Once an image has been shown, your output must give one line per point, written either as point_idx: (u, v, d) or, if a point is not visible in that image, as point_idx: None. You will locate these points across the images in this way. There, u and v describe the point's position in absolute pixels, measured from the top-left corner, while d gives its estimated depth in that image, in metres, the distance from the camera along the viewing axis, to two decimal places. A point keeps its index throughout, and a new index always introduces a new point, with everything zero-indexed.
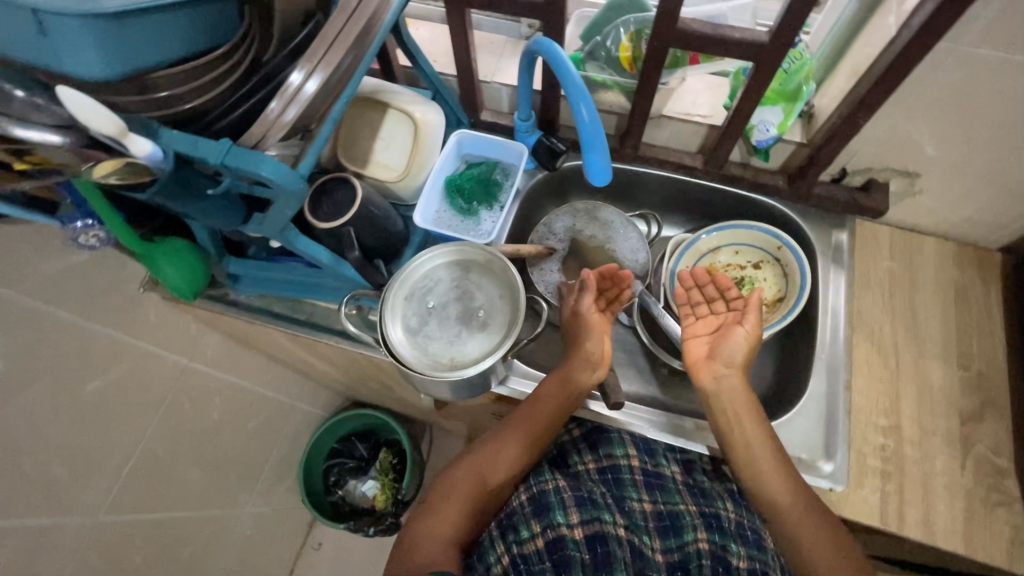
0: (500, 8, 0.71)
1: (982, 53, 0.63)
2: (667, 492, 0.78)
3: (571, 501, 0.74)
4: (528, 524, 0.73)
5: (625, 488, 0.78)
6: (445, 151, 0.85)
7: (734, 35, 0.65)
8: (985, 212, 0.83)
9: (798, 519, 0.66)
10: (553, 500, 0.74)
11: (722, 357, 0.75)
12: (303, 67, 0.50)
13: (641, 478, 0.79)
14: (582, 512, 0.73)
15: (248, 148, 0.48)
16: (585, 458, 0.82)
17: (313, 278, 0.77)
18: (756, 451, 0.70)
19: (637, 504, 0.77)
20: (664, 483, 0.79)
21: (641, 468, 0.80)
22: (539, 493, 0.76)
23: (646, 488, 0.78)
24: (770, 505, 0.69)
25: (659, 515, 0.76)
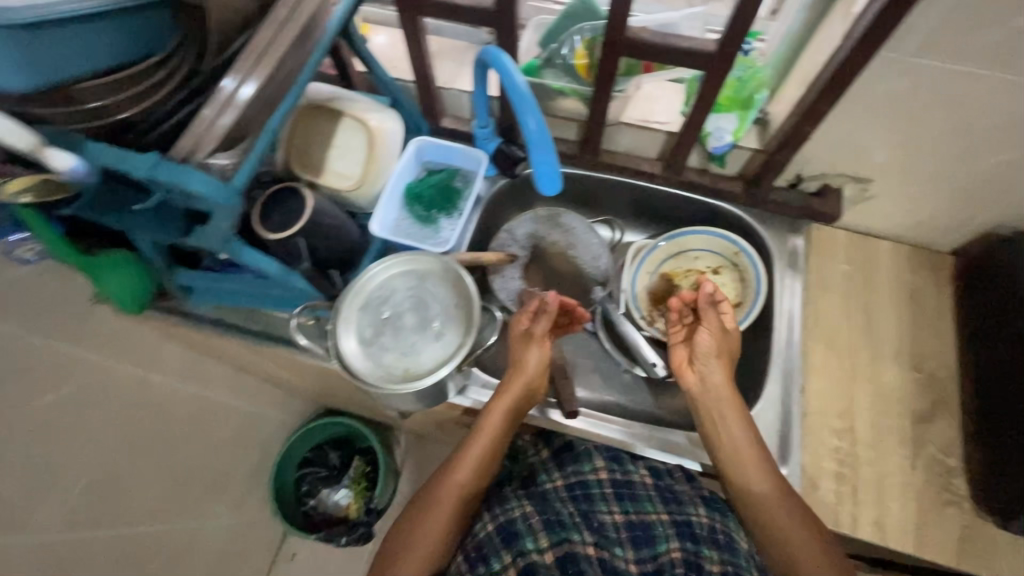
0: (452, 16, 0.71)
1: (923, 63, 0.64)
2: (639, 501, 0.75)
3: (540, 524, 0.70)
4: (498, 556, 0.68)
5: (594, 502, 0.75)
6: (404, 159, 0.84)
7: (682, 45, 0.66)
8: (935, 216, 0.85)
9: (780, 520, 0.68)
10: (521, 526, 0.70)
11: (701, 357, 0.75)
12: (236, 74, 0.50)
13: (611, 490, 0.76)
14: (551, 535, 0.69)
15: (178, 161, 0.46)
16: (555, 478, 0.80)
17: (266, 290, 0.74)
18: (741, 456, 0.71)
19: (608, 516, 0.73)
20: (635, 492, 0.76)
21: (611, 480, 0.78)
22: (506, 522, 0.71)
23: (616, 499, 0.75)
24: (752, 505, 0.70)
25: (631, 525, 0.72)
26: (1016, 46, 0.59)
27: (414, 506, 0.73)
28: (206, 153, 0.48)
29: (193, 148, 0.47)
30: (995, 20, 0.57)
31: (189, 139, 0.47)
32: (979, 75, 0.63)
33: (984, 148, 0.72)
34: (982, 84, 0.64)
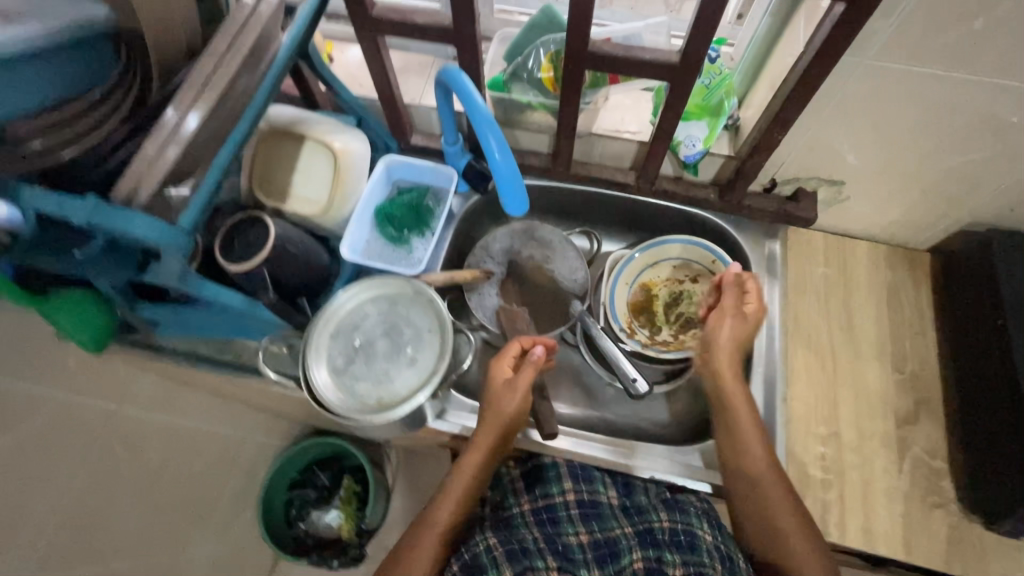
0: (412, 34, 0.70)
1: (886, 65, 0.63)
2: (604, 520, 0.76)
3: (503, 555, 0.69)
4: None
5: (561, 525, 0.76)
6: (374, 178, 0.83)
7: (645, 56, 0.65)
8: (909, 215, 0.85)
9: (776, 508, 0.67)
10: (484, 560, 0.69)
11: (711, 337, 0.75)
12: (180, 105, 0.46)
13: (577, 511, 0.77)
14: (515, 565, 0.68)
15: (119, 203, 0.44)
16: (523, 501, 0.80)
17: (235, 320, 0.72)
18: (744, 435, 0.70)
19: (574, 537, 0.74)
20: (600, 511, 0.77)
21: (577, 501, 0.78)
22: (471, 558, 0.70)
23: (581, 520, 0.76)
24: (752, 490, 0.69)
25: (597, 545, 0.73)
26: (977, 46, 0.58)
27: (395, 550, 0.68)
28: (147, 191, 0.45)
29: (134, 187, 0.45)
30: (955, 21, 0.57)
31: (129, 178, 0.45)
32: (944, 75, 0.63)
33: (952, 147, 0.71)
34: (946, 84, 0.63)
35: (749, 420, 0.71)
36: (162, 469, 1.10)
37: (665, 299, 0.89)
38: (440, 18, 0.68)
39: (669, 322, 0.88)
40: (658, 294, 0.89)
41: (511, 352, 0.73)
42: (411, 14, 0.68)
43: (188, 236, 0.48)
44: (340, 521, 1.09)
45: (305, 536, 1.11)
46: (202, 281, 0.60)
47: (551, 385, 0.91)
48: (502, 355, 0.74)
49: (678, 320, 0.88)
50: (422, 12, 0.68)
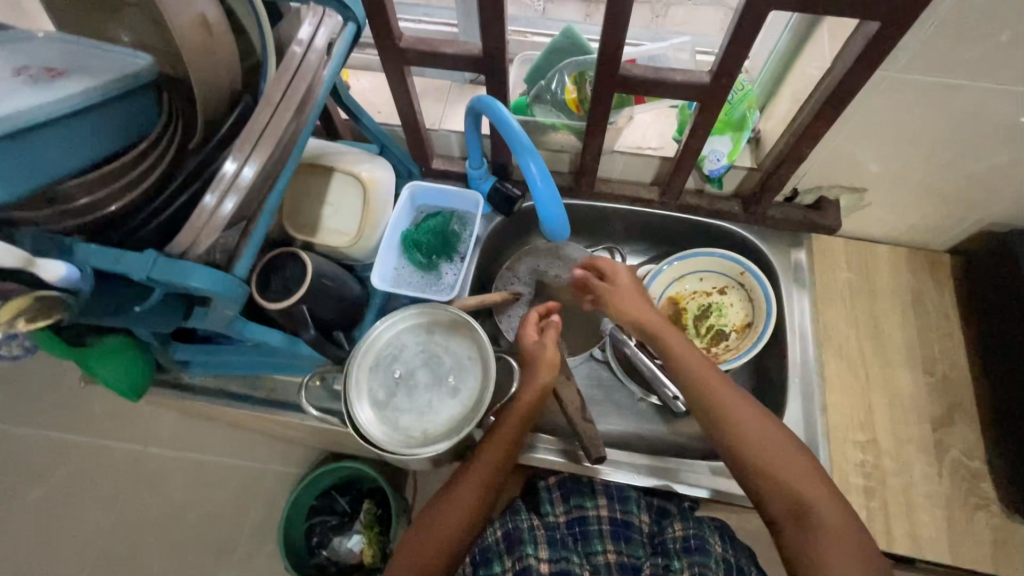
0: (440, 64, 0.70)
1: (914, 79, 0.64)
2: (631, 543, 0.74)
3: (541, 547, 0.72)
4: (499, 560, 0.72)
5: (591, 541, 0.74)
6: (400, 206, 0.82)
7: (676, 78, 0.65)
8: (930, 219, 0.86)
9: (774, 464, 0.62)
10: (526, 535, 0.73)
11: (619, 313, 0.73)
12: (237, 154, 0.46)
13: (609, 528, 0.75)
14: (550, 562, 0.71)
15: (177, 257, 0.44)
16: (557, 510, 0.79)
17: (271, 356, 0.71)
18: (721, 397, 0.65)
19: (602, 556, 0.73)
20: (632, 533, 0.75)
21: (610, 518, 0.76)
22: (512, 530, 0.74)
23: (612, 537, 0.74)
24: (748, 454, 0.63)
25: (623, 567, 0.72)
26: (1004, 58, 0.60)
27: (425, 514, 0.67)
28: (205, 243, 0.45)
29: (193, 240, 0.44)
30: (982, 35, 0.58)
31: (187, 231, 0.44)
32: (970, 87, 0.64)
33: (976, 155, 0.73)
34: (971, 95, 0.65)
35: (728, 384, 0.67)
36: (187, 507, 1.08)
37: (693, 312, 0.89)
38: (469, 48, 0.68)
39: (700, 334, 0.88)
40: (688, 307, 0.90)
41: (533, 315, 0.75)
42: (439, 45, 0.68)
43: (243, 287, 0.48)
44: (363, 546, 1.08)
45: (328, 562, 1.09)
46: (246, 323, 0.59)
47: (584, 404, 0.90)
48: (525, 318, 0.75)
49: (709, 332, 0.88)
50: (450, 42, 0.69)
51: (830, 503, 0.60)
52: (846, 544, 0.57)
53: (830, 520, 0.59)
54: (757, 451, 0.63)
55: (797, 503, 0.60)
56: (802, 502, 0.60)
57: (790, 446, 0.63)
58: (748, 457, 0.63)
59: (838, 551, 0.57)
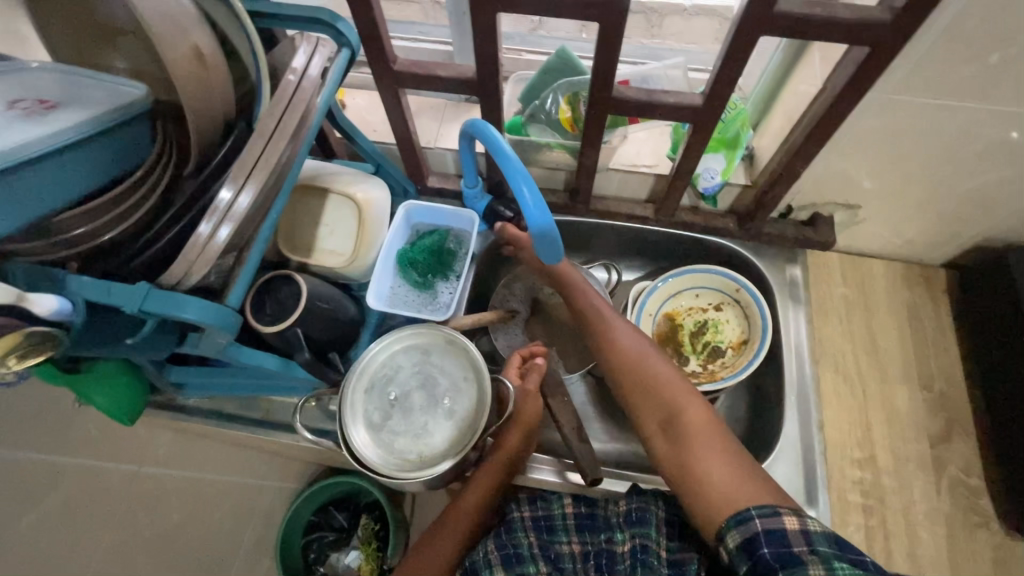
0: (434, 86, 0.70)
1: (905, 100, 0.65)
2: (596, 529, 0.69)
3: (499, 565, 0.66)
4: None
5: (555, 533, 0.70)
6: (395, 225, 0.82)
7: (669, 99, 0.66)
8: (925, 235, 0.86)
9: (650, 379, 0.68)
10: (480, 564, 0.66)
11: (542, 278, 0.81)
12: (230, 184, 0.46)
13: (573, 521, 0.70)
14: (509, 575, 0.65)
15: (170, 288, 0.44)
16: (522, 504, 0.73)
17: (267, 379, 0.71)
18: (608, 327, 0.74)
19: (566, 546, 0.69)
20: (595, 521, 0.70)
21: (573, 512, 0.71)
22: (470, 565, 0.67)
23: (576, 529, 0.70)
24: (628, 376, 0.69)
25: (588, 556, 0.67)
26: (995, 79, 0.60)
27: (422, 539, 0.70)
28: (199, 274, 0.44)
29: (186, 271, 0.44)
30: (972, 57, 0.58)
31: (181, 262, 0.44)
32: (961, 107, 0.64)
33: (968, 173, 0.73)
34: (962, 115, 0.65)
35: (615, 317, 0.75)
36: (184, 527, 1.07)
37: (690, 328, 0.89)
38: (463, 70, 0.68)
39: (696, 351, 0.88)
40: (685, 323, 0.90)
41: (515, 361, 0.76)
42: (434, 68, 0.69)
43: (235, 315, 0.48)
44: (361, 562, 1.08)
45: None
46: (241, 348, 0.59)
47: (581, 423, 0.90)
48: (509, 364, 0.76)
49: (706, 348, 0.88)
50: (445, 65, 0.69)
51: (701, 410, 0.64)
52: (712, 444, 0.60)
53: (697, 422, 0.62)
54: (636, 369, 0.69)
55: (666, 413, 0.65)
56: (673, 409, 0.64)
57: (669, 367, 0.69)
58: (629, 376, 0.69)
59: (705, 447, 0.60)
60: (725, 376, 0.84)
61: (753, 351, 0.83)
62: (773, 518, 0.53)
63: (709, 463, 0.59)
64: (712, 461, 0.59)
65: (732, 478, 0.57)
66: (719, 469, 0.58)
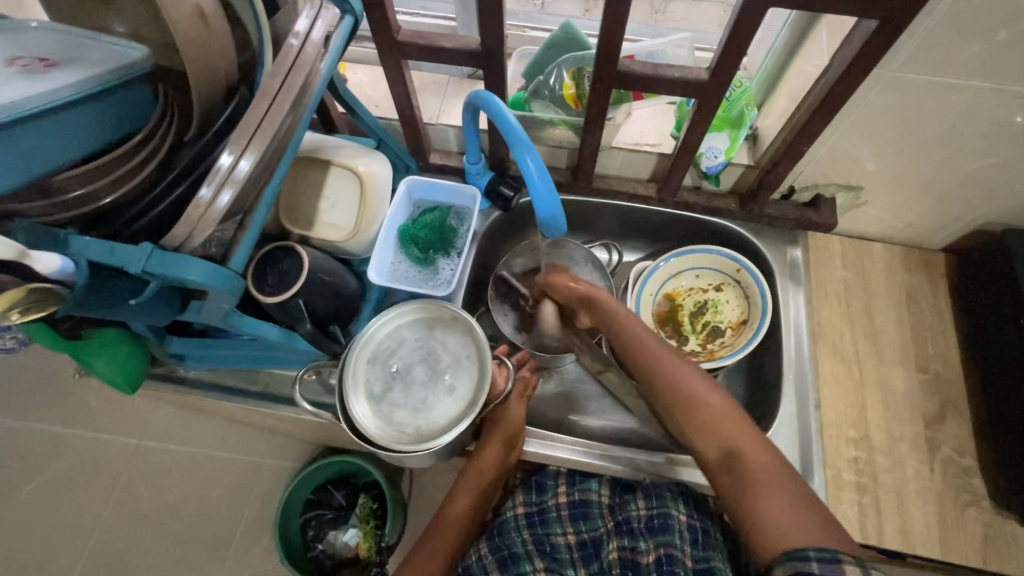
0: (437, 57, 0.69)
1: (911, 77, 0.64)
2: (591, 519, 0.76)
3: (494, 565, 0.74)
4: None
5: (550, 526, 0.76)
6: (396, 201, 0.82)
7: (674, 74, 0.65)
8: (927, 218, 0.86)
9: (703, 408, 0.63)
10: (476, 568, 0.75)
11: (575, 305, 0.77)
12: (231, 146, 0.46)
13: (567, 512, 0.77)
14: (505, 573, 0.74)
15: (173, 250, 0.44)
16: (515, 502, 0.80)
17: (269, 351, 0.71)
18: (653, 350, 0.69)
19: (562, 537, 0.75)
20: (589, 509, 0.76)
21: (569, 502, 0.77)
22: (467, 567, 0.76)
23: (571, 519, 0.76)
24: (681, 406, 0.65)
25: (583, 545, 0.74)
26: (1002, 56, 0.59)
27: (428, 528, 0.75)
28: (201, 237, 0.44)
29: (188, 233, 0.44)
30: (980, 34, 0.58)
31: (182, 225, 0.44)
32: (967, 86, 0.64)
33: (972, 154, 0.73)
34: (968, 94, 0.65)
35: (657, 340, 0.70)
36: (184, 501, 1.08)
37: (689, 309, 0.90)
38: (467, 42, 0.67)
39: (695, 331, 0.89)
40: (684, 303, 0.91)
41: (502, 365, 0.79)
42: (437, 39, 0.68)
43: (239, 279, 0.48)
44: (359, 540, 1.10)
45: (323, 556, 1.10)
46: (242, 317, 0.59)
47: (580, 402, 0.90)
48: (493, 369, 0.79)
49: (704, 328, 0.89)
50: (448, 36, 0.68)
51: (761, 449, 0.59)
52: (777, 488, 0.55)
53: (758, 462, 0.58)
54: (687, 399, 0.65)
55: (725, 448, 0.61)
56: (732, 445, 0.60)
57: (719, 397, 0.64)
58: (678, 405, 0.65)
59: (768, 492, 0.55)
60: (723, 355, 0.84)
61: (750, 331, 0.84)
62: (830, 565, 0.48)
63: (773, 511, 0.54)
64: (775, 507, 0.54)
65: (797, 524, 0.52)
66: (786, 517, 0.53)
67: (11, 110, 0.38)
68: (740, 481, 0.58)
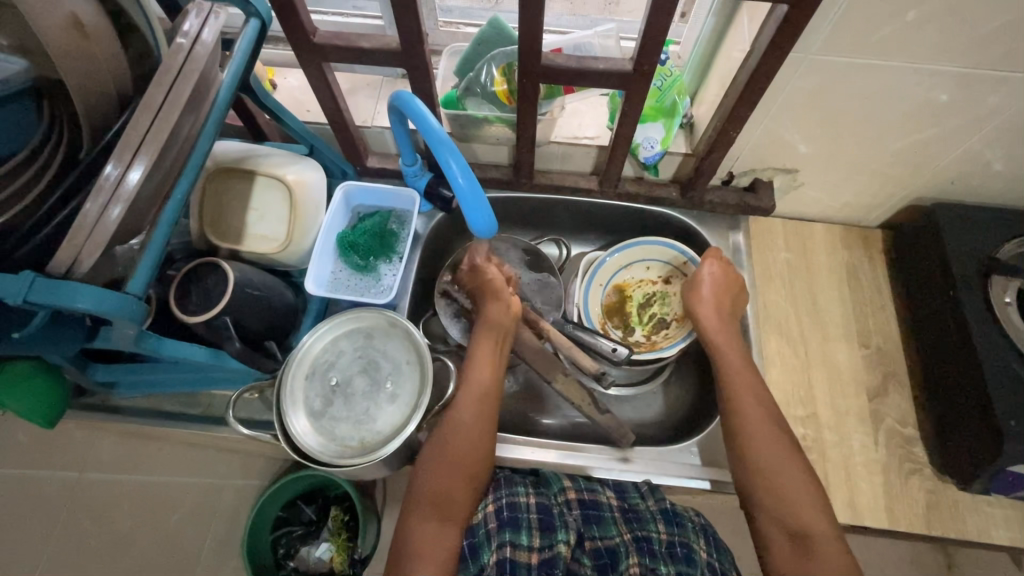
0: (359, 59, 0.67)
1: (830, 60, 0.65)
2: (605, 525, 0.69)
3: (535, 522, 0.67)
4: (528, 532, 0.65)
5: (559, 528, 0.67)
6: (332, 208, 0.79)
7: (599, 66, 0.65)
8: (860, 196, 0.88)
9: (787, 482, 0.63)
10: (523, 516, 0.67)
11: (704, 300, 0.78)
12: (119, 160, 0.44)
13: (579, 513, 0.70)
14: (546, 536, 0.66)
15: (60, 276, 0.41)
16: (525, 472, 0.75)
17: (202, 372, 0.69)
18: (743, 405, 0.69)
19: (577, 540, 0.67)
20: (601, 513, 0.70)
21: (580, 501, 0.71)
22: (509, 508, 0.68)
23: (584, 523, 0.69)
24: (762, 477, 0.64)
25: (598, 552, 0.67)
26: (912, 36, 0.61)
27: (430, 457, 0.67)
28: (90, 260, 0.42)
29: (75, 257, 0.41)
30: (890, 15, 0.59)
31: (68, 248, 0.41)
32: (884, 66, 0.65)
33: (895, 133, 0.75)
34: (886, 73, 0.66)
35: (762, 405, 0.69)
36: (135, 532, 1.04)
37: (639, 300, 0.90)
38: (387, 41, 0.66)
39: (643, 322, 0.89)
40: (634, 292, 0.90)
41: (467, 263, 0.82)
42: (356, 39, 0.66)
43: (140, 304, 0.45)
44: (332, 554, 1.06)
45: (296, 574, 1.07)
46: (160, 339, 0.57)
47: (536, 400, 0.90)
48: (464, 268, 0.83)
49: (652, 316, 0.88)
50: (369, 37, 0.66)
51: (835, 543, 0.60)
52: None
53: (830, 550, 0.59)
54: (769, 471, 0.64)
55: (797, 525, 0.61)
56: (805, 530, 0.61)
57: (805, 475, 0.64)
58: (753, 465, 0.66)
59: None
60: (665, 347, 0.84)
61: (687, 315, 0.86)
62: None
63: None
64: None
65: None
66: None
67: None
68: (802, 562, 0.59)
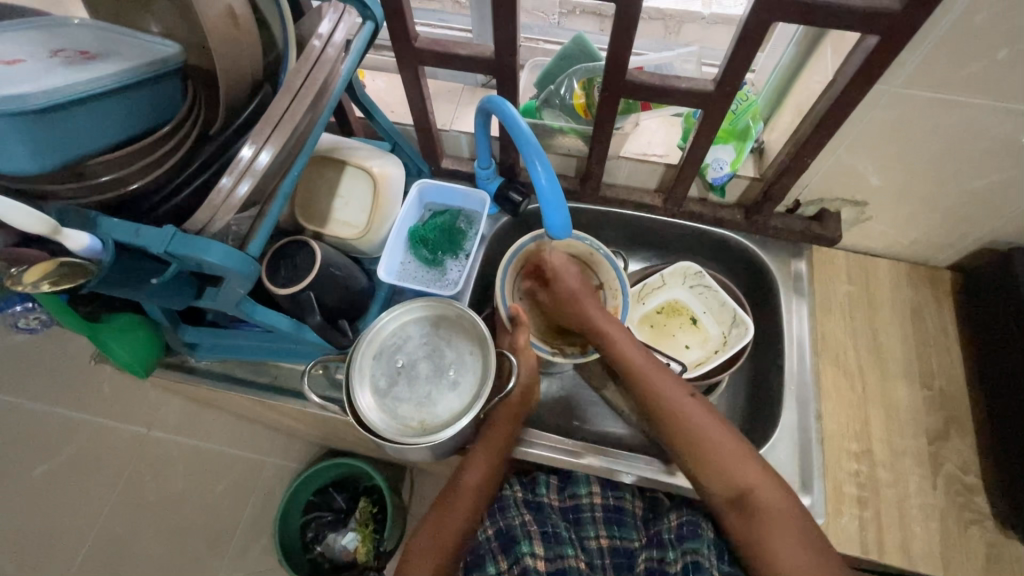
0: (453, 65, 0.72)
1: (914, 93, 0.66)
2: (625, 526, 0.76)
3: (495, 544, 0.73)
4: (494, 560, 0.72)
5: (585, 526, 0.76)
6: (408, 203, 0.83)
7: (681, 85, 0.68)
8: (931, 235, 0.87)
9: (716, 452, 0.67)
10: (518, 532, 0.73)
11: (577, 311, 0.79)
12: (253, 141, 0.49)
13: (601, 513, 0.77)
14: (548, 547, 0.72)
15: (194, 233, 0.46)
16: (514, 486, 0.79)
17: (281, 343, 0.74)
18: (659, 388, 0.72)
19: (595, 540, 0.75)
20: (624, 517, 0.77)
21: (603, 505, 0.78)
22: (505, 527, 0.74)
23: (604, 522, 0.76)
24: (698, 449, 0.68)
25: (615, 551, 0.74)
26: (1005, 75, 0.61)
27: (439, 496, 0.74)
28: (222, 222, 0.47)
29: (211, 219, 0.47)
30: (981, 52, 0.59)
31: (206, 210, 0.47)
32: (971, 102, 0.65)
33: (974, 172, 0.74)
34: (972, 110, 0.66)
35: (662, 369, 0.74)
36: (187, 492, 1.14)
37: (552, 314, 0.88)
38: (482, 50, 0.70)
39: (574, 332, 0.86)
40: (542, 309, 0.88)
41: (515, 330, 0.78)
42: (454, 46, 0.70)
43: (254, 264, 0.50)
44: (357, 544, 1.09)
45: (321, 559, 1.10)
46: (255, 305, 0.62)
47: (586, 407, 0.91)
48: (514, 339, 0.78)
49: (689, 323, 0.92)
50: (465, 45, 0.71)
51: (774, 491, 0.65)
52: (794, 537, 0.62)
53: (776, 506, 0.64)
54: (705, 445, 0.68)
55: (739, 490, 0.66)
56: (747, 490, 0.65)
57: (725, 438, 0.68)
58: (684, 437, 0.69)
59: (781, 534, 0.62)
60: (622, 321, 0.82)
61: (721, 298, 0.89)
62: None
63: (786, 553, 0.61)
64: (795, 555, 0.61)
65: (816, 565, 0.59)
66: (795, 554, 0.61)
67: (53, 96, 0.40)
68: (754, 525, 0.64)
